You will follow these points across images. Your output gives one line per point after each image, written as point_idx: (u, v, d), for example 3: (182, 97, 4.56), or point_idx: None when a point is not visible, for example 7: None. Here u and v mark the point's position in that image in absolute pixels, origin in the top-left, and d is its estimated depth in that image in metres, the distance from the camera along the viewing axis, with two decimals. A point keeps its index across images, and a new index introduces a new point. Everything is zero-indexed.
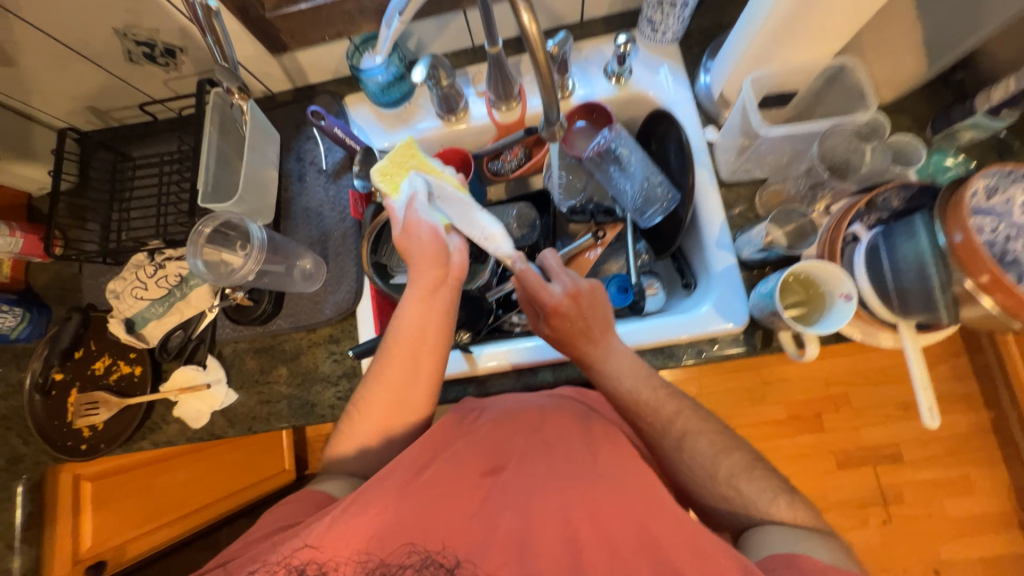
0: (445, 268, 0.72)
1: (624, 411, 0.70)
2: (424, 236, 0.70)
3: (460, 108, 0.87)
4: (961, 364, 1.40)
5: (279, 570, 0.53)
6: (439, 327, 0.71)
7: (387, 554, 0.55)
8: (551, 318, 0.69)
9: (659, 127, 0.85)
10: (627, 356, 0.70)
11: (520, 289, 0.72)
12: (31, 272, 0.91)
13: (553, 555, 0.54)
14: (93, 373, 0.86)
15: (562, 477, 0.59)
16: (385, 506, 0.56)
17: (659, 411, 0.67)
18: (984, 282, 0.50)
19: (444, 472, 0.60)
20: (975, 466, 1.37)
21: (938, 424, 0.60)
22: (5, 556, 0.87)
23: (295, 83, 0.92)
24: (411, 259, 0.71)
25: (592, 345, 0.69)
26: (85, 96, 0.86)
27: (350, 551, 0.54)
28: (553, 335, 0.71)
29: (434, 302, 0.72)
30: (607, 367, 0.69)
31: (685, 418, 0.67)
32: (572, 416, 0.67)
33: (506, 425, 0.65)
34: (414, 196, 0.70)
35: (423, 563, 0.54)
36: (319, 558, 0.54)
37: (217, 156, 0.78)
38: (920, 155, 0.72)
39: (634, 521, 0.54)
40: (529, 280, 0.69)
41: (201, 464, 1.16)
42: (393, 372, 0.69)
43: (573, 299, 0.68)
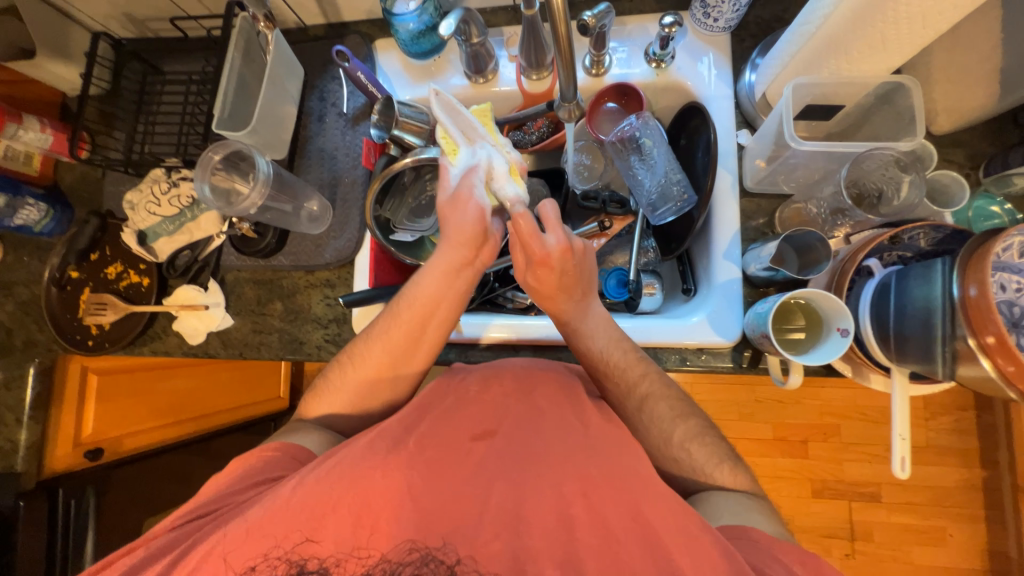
0: (475, 246, 0.69)
1: (592, 369, 0.70)
2: (470, 212, 0.67)
3: (489, 70, 0.84)
4: (967, 419, 1.35)
5: (280, 567, 0.51)
6: (453, 303, 0.71)
7: (387, 551, 0.52)
8: (538, 271, 0.66)
9: (691, 121, 0.81)
10: (604, 319, 0.70)
11: (511, 237, 0.68)
12: (58, 171, 0.95)
13: (546, 528, 0.53)
14: (105, 277, 0.90)
15: (552, 454, 0.58)
16: (374, 469, 0.55)
17: (626, 373, 0.67)
18: (988, 343, 0.47)
19: (433, 428, 0.60)
20: (954, 521, 1.34)
21: (908, 476, 0.59)
22: (14, 429, 0.91)
23: (329, 20, 0.90)
24: (447, 230, 0.68)
25: (573, 303, 0.68)
26: (122, 1, 0.86)
27: (348, 546, 0.52)
28: (538, 287, 0.68)
29: (460, 278, 0.71)
30: (583, 326, 0.69)
31: (650, 381, 0.67)
32: (561, 386, 0.66)
33: (495, 388, 0.65)
34: (473, 168, 0.68)
35: (423, 561, 0.51)
36: (320, 554, 0.52)
37: (237, 82, 0.78)
38: (961, 198, 0.67)
39: (624, 498, 0.53)
40: (522, 228, 0.64)
41: (201, 376, 1.24)
42: (399, 336, 0.70)
43: (565, 255, 0.65)
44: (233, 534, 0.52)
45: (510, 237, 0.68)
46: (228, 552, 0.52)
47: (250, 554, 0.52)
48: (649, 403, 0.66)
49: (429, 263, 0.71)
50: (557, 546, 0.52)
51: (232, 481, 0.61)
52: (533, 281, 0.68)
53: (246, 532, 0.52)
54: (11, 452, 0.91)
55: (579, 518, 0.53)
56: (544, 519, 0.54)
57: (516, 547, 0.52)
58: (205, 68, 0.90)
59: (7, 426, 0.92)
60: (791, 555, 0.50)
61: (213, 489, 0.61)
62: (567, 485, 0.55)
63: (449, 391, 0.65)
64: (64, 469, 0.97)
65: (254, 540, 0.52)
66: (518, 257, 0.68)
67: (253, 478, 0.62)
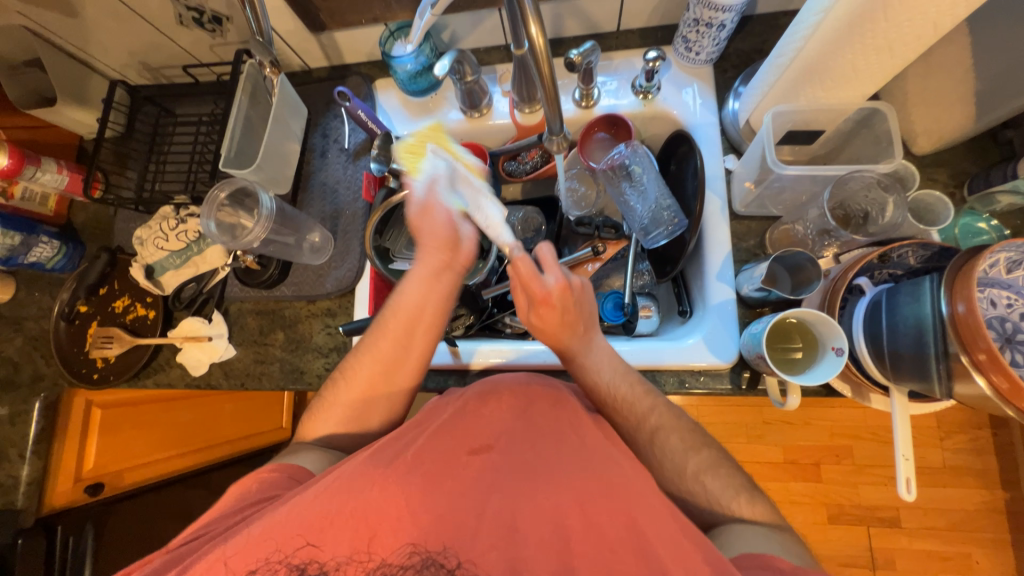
0: (450, 249, 0.74)
1: (601, 405, 0.69)
2: (438, 219, 0.72)
3: (483, 105, 0.88)
4: (982, 437, 1.31)
5: (280, 570, 0.50)
6: (437, 307, 0.73)
7: (387, 555, 0.51)
8: (540, 309, 0.68)
9: (679, 149, 0.84)
10: (608, 351, 0.70)
11: (511, 280, 0.70)
12: (73, 209, 0.99)
13: (541, 540, 0.52)
14: (113, 310, 0.92)
15: (547, 467, 0.57)
16: (371, 482, 0.54)
17: (634, 406, 0.67)
18: (979, 359, 0.47)
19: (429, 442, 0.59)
20: (979, 546, 1.29)
21: (914, 497, 0.57)
22: (15, 465, 0.90)
23: (332, 62, 0.95)
24: (421, 239, 0.73)
25: (577, 339, 0.69)
26: (138, 51, 0.92)
27: (348, 549, 0.51)
28: (542, 326, 0.69)
29: (442, 281, 0.74)
30: (589, 361, 0.69)
31: (659, 414, 0.66)
32: (558, 399, 0.65)
33: (492, 406, 0.64)
34: (435, 180, 0.70)
35: (423, 564, 0.50)
36: (321, 557, 0.51)
37: (244, 122, 0.82)
38: (946, 215, 0.68)
39: (620, 511, 0.52)
40: (522, 271, 0.66)
41: (200, 410, 1.23)
42: (387, 345, 0.71)
43: (564, 292, 0.67)
44: (228, 548, 0.51)
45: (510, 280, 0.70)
46: (229, 556, 0.51)
47: (251, 557, 0.51)
48: (659, 432, 0.65)
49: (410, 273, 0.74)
50: (551, 556, 0.51)
51: (225, 504, 0.60)
52: (536, 320, 0.69)
53: (246, 539, 0.51)
54: (12, 488, 0.90)
55: (575, 531, 0.52)
56: (541, 530, 0.53)
57: (512, 557, 0.51)
58: (215, 110, 0.95)
59: (8, 462, 0.90)
60: (791, 567, 0.49)
61: (209, 511, 0.61)
62: (563, 497, 0.54)
63: (443, 405, 0.66)
64: (65, 504, 0.98)
65: (256, 541, 0.51)
66: (521, 300, 0.70)
67: (247, 498, 0.61)
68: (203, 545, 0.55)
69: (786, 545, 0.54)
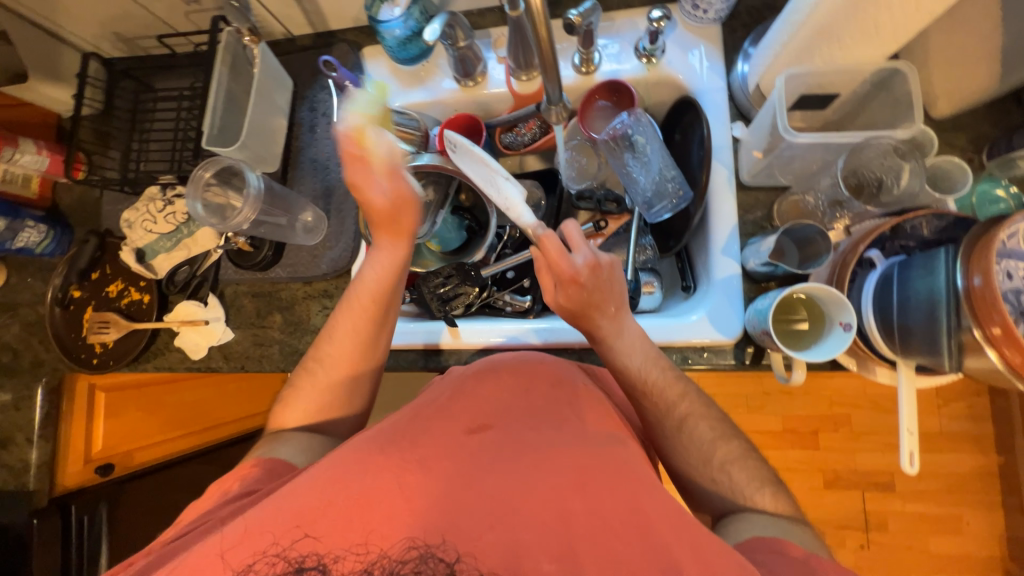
0: (392, 218, 0.68)
1: (629, 390, 0.67)
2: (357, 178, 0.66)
3: (478, 72, 0.83)
4: (981, 403, 1.32)
5: (278, 565, 0.47)
6: (396, 282, 0.71)
7: (388, 547, 0.47)
8: (568, 289, 0.65)
9: (685, 117, 0.80)
10: (638, 334, 0.68)
11: (535, 262, 0.68)
12: (57, 192, 0.95)
13: (538, 522, 0.49)
14: (107, 295, 0.91)
15: (547, 446, 0.55)
16: (363, 470, 0.52)
17: (665, 392, 0.65)
18: (994, 333, 0.46)
19: (429, 421, 0.58)
20: (971, 508, 1.32)
21: (916, 471, 0.58)
22: (23, 448, 0.92)
23: (316, 29, 0.90)
24: (382, 222, 0.69)
25: (607, 319, 0.67)
26: (110, 20, 0.87)
27: (348, 542, 0.48)
28: (569, 307, 0.67)
29: (399, 255, 0.71)
30: (619, 344, 0.67)
31: (689, 401, 0.66)
32: (557, 377, 0.65)
33: (489, 382, 0.64)
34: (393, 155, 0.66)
35: (423, 558, 0.47)
36: (319, 550, 0.47)
37: (225, 97, 0.78)
38: (964, 182, 0.65)
39: (624, 491, 0.51)
40: (550, 250, 0.63)
41: (204, 390, 1.25)
42: (356, 321, 0.70)
43: (594, 270, 0.65)
44: (231, 534, 0.49)
45: (535, 261, 0.68)
46: (226, 550, 0.48)
47: (250, 550, 0.48)
48: (688, 419, 0.65)
49: (369, 250, 0.73)
50: (552, 538, 0.48)
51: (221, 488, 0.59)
52: (563, 301, 0.67)
53: (246, 529, 0.49)
54: (21, 471, 0.92)
55: (575, 512, 0.50)
56: (541, 512, 0.50)
57: (510, 540, 0.48)
58: (195, 84, 0.90)
59: (16, 445, 0.92)
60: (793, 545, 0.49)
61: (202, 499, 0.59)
62: (564, 477, 0.52)
63: (447, 381, 0.67)
64: (76, 486, 0.98)
65: (255, 534, 0.49)
66: (545, 281, 0.68)
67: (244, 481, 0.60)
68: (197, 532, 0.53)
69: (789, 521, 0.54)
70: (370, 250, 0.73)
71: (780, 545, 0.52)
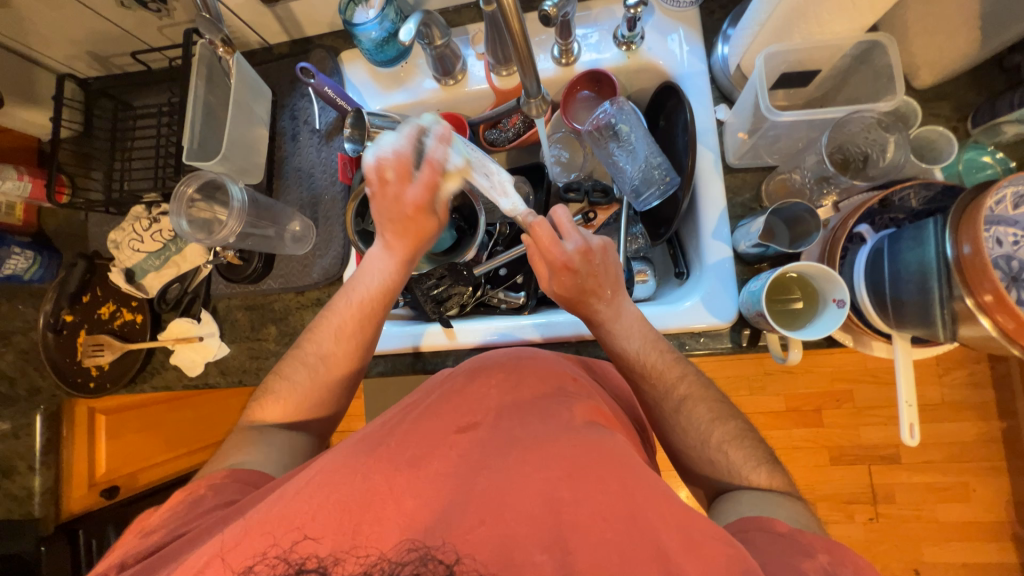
0: (410, 238, 0.71)
1: (628, 372, 0.68)
2: (392, 200, 0.67)
3: (457, 70, 0.83)
4: (980, 370, 1.32)
5: (278, 567, 0.46)
6: (392, 296, 0.74)
7: (387, 549, 0.47)
8: (561, 276, 0.66)
9: (668, 102, 0.80)
10: (636, 317, 0.69)
11: (529, 250, 0.68)
12: (42, 217, 0.94)
13: (530, 515, 0.49)
14: (99, 317, 0.90)
15: (535, 439, 0.55)
16: (352, 475, 0.51)
17: (664, 374, 0.66)
18: (986, 301, 0.46)
19: (415, 422, 0.58)
20: (976, 474, 1.33)
21: (917, 442, 0.58)
22: (26, 476, 0.91)
23: (292, 37, 0.89)
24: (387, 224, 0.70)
25: (604, 304, 0.67)
26: (83, 40, 0.86)
27: (346, 543, 0.47)
28: (564, 294, 0.68)
29: (402, 273, 0.73)
30: (617, 327, 0.68)
31: (688, 382, 0.66)
32: (552, 372, 0.66)
33: (482, 379, 0.65)
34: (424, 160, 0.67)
35: (422, 560, 0.46)
36: (319, 551, 0.46)
37: (203, 110, 0.77)
38: (950, 151, 0.65)
39: (612, 479, 0.50)
40: (540, 237, 0.65)
41: (203, 407, 1.24)
42: (351, 324, 0.71)
43: (585, 257, 0.65)
44: (231, 532, 0.49)
45: (528, 249, 0.69)
46: (228, 551, 0.47)
47: (249, 552, 0.47)
48: (686, 403, 0.65)
49: (375, 251, 0.73)
50: (544, 530, 0.48)
51: (209, 496, 0.57)
52: (557, 288, 0.68)
53: (247, 527, 0.48)
54: (26, 499, 0.91)
55: (564, 502, 0.49)
56: (530, 505, 0.49)
57: (502, 533, 0.48)
58: (172, 99, 0.90)
59: (19, 473, 0.91)
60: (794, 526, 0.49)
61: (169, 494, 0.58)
62: (552, 469, 0.52)
63: (449, 378, 0.67)
64: (81, 510, 0.99)
65: (256, 536, 0.48)
66: (540, 269, 0.69)
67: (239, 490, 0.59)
68: (185, 538, 0.52)
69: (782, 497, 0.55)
70: (376, 251, 0.73)
71: (768, 520, 0.52)
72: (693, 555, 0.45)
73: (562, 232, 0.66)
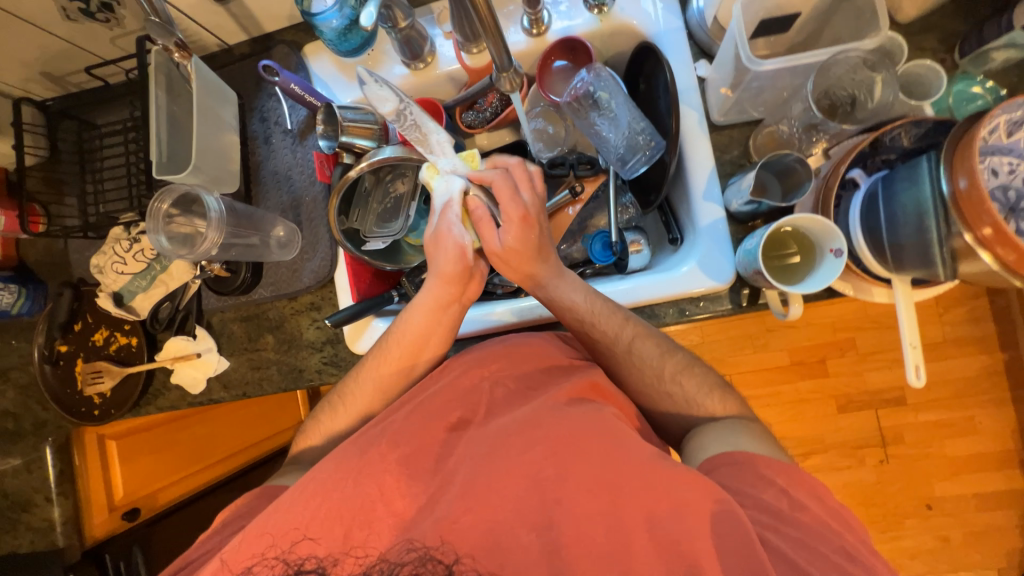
0: (467, 292, 0.73)
1: (577, 324, 0.70)
2: (450, 249, 0.70)
3: (426, 52, 0.80)
4: (980, 306, 1.33)
5: (278, 566, 0.52)
6: (431, 341, 0.74)
7: (385, 550, 0.53)
8: (516, 227, 0.66)
9: (646, 64, 0.77)
10: (576, 278, 0.72)
11: (478, 211, 0.68)
12: (21, 249, 0.92)
13: (518, 498, 0.53)
14: (93, 344, 0.89)
15: (520, 424, 0.59)
16: (343, 479, 0.56)
17: (611, 321, 0.69)
18: (986, 235, 0.45)
19: (407, 425, 0.62)
20: (981, 407, 1.35)
21: (924, 382, 0.58)
22: (45, 507, 0.92)
23: (251, 35, 0.86)
24: (434, 266, 0.71)
25: (552, 258, 0.71)
26: (34, 60, 0.82)
27: (342, 545, 0.53)
28: (520, 246, 0.67)
29: (448, 315, 0.73)
30: (560, 282, 0.70)
31: (633, 325, 0.69)
32: (546, 358, 0.68)
33: (475, 372, 0.67)
34: (448, 204, 0.69)
35: (422, 560, 0.51)
36: (318, 552, 0.52)
37: (168, 120, 0.74)
38: (938, 85, 0.63)
39: (597, 456, 0.54)
40: (502, 184, 0.66)
41: (217, 422, 1.21)
42: (389, 371, 0.73)
43: (538, 210, 0.68)
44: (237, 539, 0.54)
45: (478, 209, 0.68)
46: (228, 554, 0.53)
47: (248, 553, 0.53)
48: (636, 341, 0.68)
49: (427, 282, 0.72)
50: (532, 511, 0.53)
51: None
52: (512, 240, 0.67)
53: (244, 534, 0.54)
54: (49, 529, 0.92)
55: (549, 479, 0.54)
56: (516, 489, 0.54)
57: (489, 523, 0.52)
58: (135, 113, 0.86)
59: (37, 506, 0.92)
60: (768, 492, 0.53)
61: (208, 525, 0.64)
62: (538, 449, 0.55)
63: (450, 368, 0.69)
64: (106, 534, 0.98)
65: (253, 538, 0.54)
66: (487, 235, 0.69)
67: (252, 514, 0.63)
68: None
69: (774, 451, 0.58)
70: (429, 280, 0.72)
71: (766, 475, 0.54)
72: (677, 518, 0.49)
73: (517, 185, 0.68)
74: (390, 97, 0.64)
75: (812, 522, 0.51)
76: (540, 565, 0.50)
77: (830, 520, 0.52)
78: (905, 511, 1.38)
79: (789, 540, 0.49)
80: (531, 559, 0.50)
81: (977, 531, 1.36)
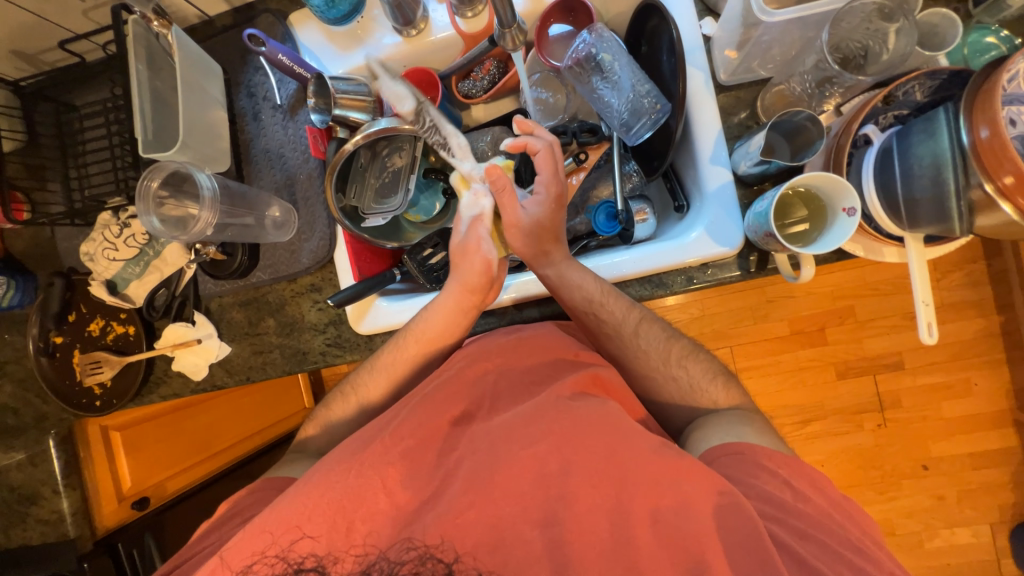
0: (487, 297, 0.72)
1: (584, 306, 0.69)
2: (476, 262, 0.69)
3: (419, 17, 0.76)
4: (978, 269, 1.33)
5: (278, 565, 0.51)
6: (448, 341, 0.74)
7: (386, 548, 0.52)
8: (549, 206, 0.68)
9: (649, 22, 0.74)
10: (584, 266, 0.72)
11: (500, 181, 0.66)
12: (6, 240, 0.89)
13: (523, 488, 0.54)
14: (90, 334, 0.87)
15: (525, 415, 0.59)
16: (345, 472, 0.55)
17: (619, 302, 0.68)
18: (1007, 184, 0.45)
19: (411, 415, 0.61)
20: (976, 369, 1.37)
21: (936, 339, 0.58)
22: (54, 499, 0.91)
23: (233, 4, 0.81)
24: (457, 275, 0.70)
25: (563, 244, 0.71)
26: (4, 37, 0.78)
27: (341, 544, 0.52)
28: (550, 225, 0.69)
29: (462, 321, 0.73)
30: (569, 266, 0.69)
31: (641, 311, 0.70)
32: (554, 348, 0.68)
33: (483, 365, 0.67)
34: (477, 219, 0.71)
35: (422, 559, 0.50)
36: (318, 550, 0.52)
37: (151, 96, 0.71)
38: (955, 34, 0.61)
39: (600, 446, 0.55)
40: (547, 158, 0.66)
41: (220, 409, 1.20)
42: (401, 366, 0.73)
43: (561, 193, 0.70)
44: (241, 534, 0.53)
45: (500, 181, 0.66)
46: (226, 552, 0.53)
47: (246, 553, 0.52)
48: (642, 325, 0.69)
49: (446, 289, 0.71)
50: (535, 507, 0.53)
51: None
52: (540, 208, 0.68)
53: (245, 531, 0.53)
54: (59, 521, 0.91)
55: (553, 473, 0.54)
56: (520, 479, 0.54)
57: (491, 516, 0.52)
58: (115, 92, 0.83)
59: (45, 499, 0.91)
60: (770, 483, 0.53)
61: (206, 523, 0.65)
62: (543, 443, 0.55)
63: (453, 360, 0.70)
64: (117, 523, 0.98)
65: (251, 537, 0.53)
66: (511, 207, 0.68)
67: (257, 506, 0.63)
68: None
69: (769, 439, 0.59)
70: (450, 286, 0.70)
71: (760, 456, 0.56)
72: (682, 504, 0.51)
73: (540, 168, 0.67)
74: (406, 94, 0.70)
75: (801, 501, 0.53)
76: (541, 561, 0.50)
77: (823, 506, 0.54)
78: (901, 471, 1.41)
79: (794, 533, 0.50)
80: (535, 553, 0.50)
81: (973, 489, 1.39)
